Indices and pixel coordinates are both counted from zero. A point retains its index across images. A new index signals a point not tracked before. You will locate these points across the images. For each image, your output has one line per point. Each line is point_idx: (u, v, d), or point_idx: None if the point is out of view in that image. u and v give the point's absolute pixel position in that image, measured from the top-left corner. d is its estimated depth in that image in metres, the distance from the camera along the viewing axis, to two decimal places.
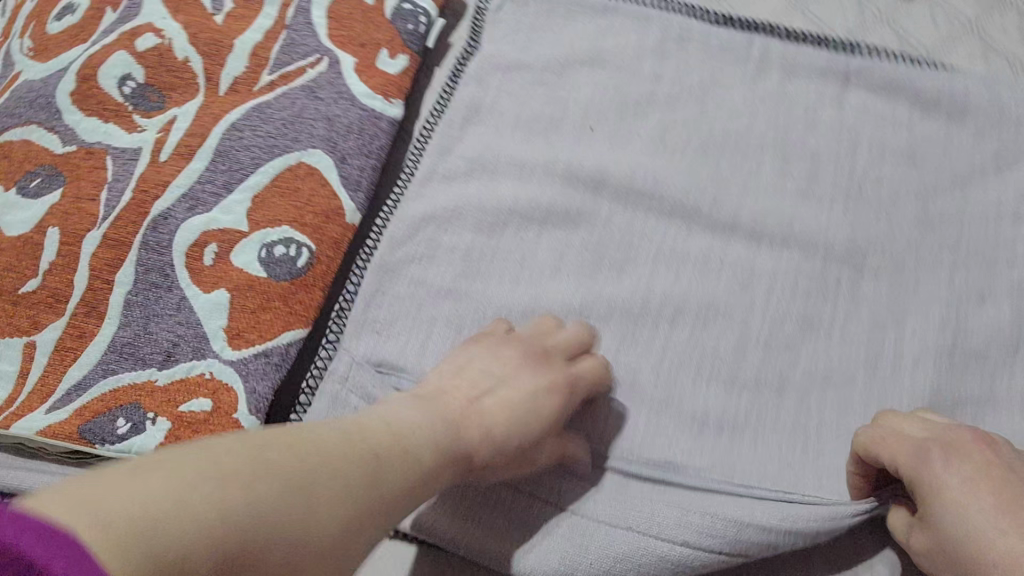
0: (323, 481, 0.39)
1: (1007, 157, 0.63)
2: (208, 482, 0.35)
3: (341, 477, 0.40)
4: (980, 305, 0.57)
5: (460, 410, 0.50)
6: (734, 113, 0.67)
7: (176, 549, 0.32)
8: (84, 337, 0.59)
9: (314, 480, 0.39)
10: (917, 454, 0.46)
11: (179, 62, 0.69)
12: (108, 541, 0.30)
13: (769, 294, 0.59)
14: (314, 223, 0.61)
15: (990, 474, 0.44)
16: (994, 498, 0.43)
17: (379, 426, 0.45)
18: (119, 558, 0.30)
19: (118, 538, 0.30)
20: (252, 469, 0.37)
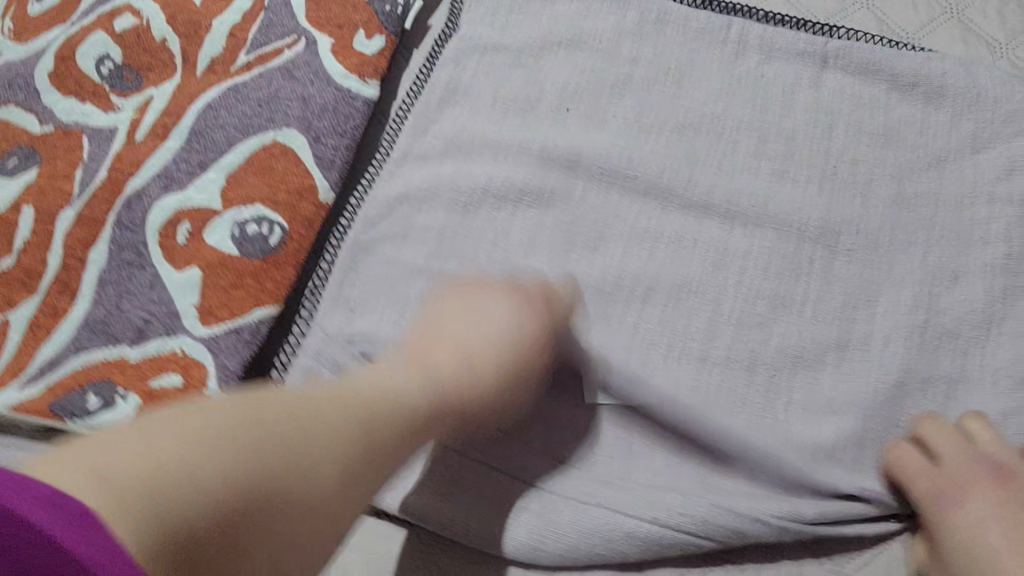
0: (322, 438, 0.42)
1: (983, 137, 0.62)
2: (210, 440, 0.39)
3: (340, 434, 0.43)
4: (954, 284, 0.57)
5: (447, 367, 0.49)
6: (711, 94, 0.66)
7: (172, 506, 0.36)
8: (57, 314, 0.58)
9: (313, 436, 0.42)
10: (933, 482, 0.50)
11: (156, 42, 0.69)
12: (107, 501, 0.34)
13: (742, 274, 0.59)
14: (287, 201, 0.61)
15: (1002, 508, 0.48)
16: (1004, 533, 0.46)
17: (376, 382, 0.47)
18: (116, 515, 0.34)
19: (119, 498, 0.34)
20: (251, 425, 0.40)
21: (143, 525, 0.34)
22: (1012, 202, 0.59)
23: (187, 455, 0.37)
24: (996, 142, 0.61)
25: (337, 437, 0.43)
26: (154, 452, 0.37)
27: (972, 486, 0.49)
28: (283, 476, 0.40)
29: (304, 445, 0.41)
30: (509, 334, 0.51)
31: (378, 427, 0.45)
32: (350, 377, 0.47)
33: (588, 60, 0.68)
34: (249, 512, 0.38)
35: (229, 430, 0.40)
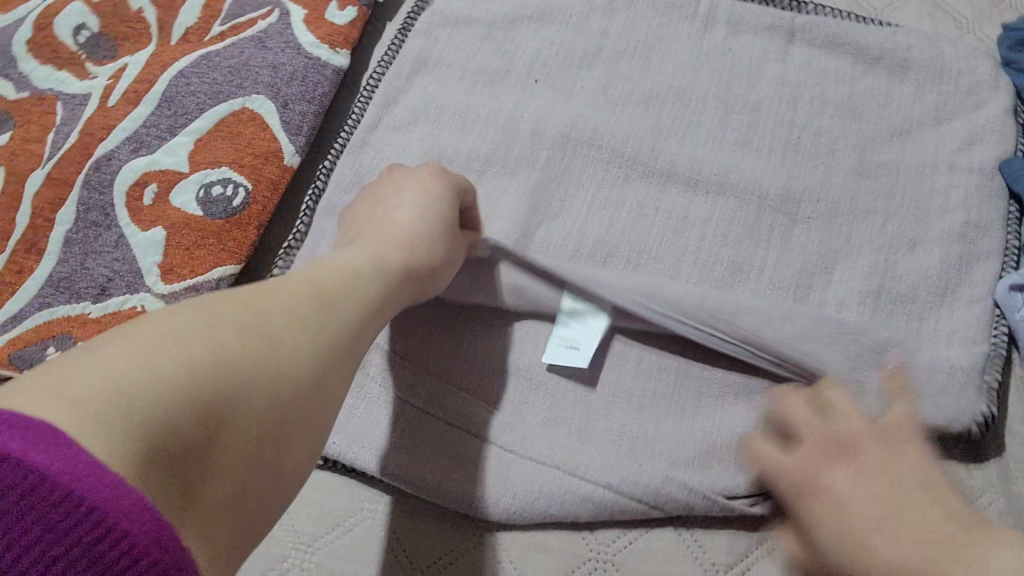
0: (337, 322, 0.39)
1: (946, 110, 0.63)
2: (193, 341, 0.32)
3: (348, 318, 0.40)
4: (912, 251, 0.58)
5: (393, 256, 0.45)
6: (677, 66, 0.66)
7: (162, 416, 0.29)
8: (23, 273, 0.59)
9: (331, 320, 0.38)
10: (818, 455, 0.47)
11: (132, 12, 0.70)
12: (84, 415, 0.27)
13: (700, 240, 0.59)
14: (252, 165, 0.62)
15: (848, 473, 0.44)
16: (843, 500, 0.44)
17: (334, 274, 0.41)
18: (103, 430, 0.27)
19: (104, 406, 0.28)
20: (220, 324, 0.34)
21: (129, 436, 0.28)
22: (971, 170, 0.60)
23: (155, 360, 0.30)
24: (958, 114, 0.63)
25: (362, 319, 0.41)
26: (126, 361, 0.30)
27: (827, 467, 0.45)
28: (276, 368, 0.34)
29: (284, 332, 0.36)
30: (427, 222, 0.48)
31: (371, 314, 0.42)
32: (301, 274, 0.40)
33: (556, 32, 0.68)
34: (302, 406, 0.35)
35: (200, 327, 0.33)
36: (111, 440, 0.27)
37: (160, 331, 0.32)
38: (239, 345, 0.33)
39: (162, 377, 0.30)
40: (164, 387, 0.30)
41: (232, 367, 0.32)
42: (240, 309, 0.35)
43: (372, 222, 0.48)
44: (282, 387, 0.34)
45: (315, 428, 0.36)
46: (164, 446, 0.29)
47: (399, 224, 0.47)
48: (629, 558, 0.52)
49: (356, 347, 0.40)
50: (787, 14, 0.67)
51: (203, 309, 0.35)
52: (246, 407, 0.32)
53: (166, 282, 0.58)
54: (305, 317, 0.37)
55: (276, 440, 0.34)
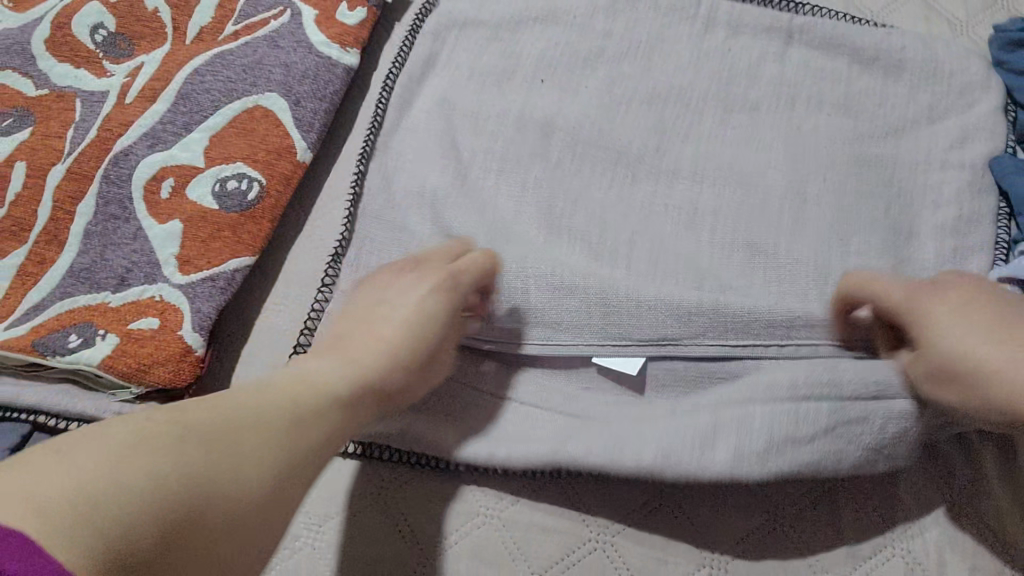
0: (295, 440, 0.41)
1: (939, 109, 0.65)
2: (155, 457, 0.35)
3: (307, 434, 0.42)
4: (907, 244, 0.60)
5: (377, 352, 0.49)
6: (679, 66, 0.68)
7: (119, 531, 0.31)
8: (44, 264, 0.61)
9: (289, 437, 0.41)
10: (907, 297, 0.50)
11: (148, 11, 0.72)
12: (50, 522, 0.30)
13: (713, 233, 0.60)
14: (265, 160, 0.64)
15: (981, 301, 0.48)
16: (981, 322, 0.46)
17: (301, 381, 0.44)
18: (66, 539, 0.30)
19: (67, 514, 0.30)
20: (185, 448, 0.36)
21: (89, 547, 0.30)
22: (963, 168, 0.63)
23: (119, 480, 0.33)
24: (951, 114, 0.65)
25: (322, 433, 0.43)
26: (91, 473, 0.33)
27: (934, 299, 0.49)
28: (225, 488, 0.37)
29: (242, 457, 0.39)
30: (426, 321, 0.51)
31: (334, 424, 0.44)
32: (274, 388, 0.43)
33: (560, 33, 0.70)
34: (246, 525, 0.38)
35: (167, 450, 0.36)
36: (73, 549, 0.30)
37: (128, 450, 0.35)
38: (197, 468, 0.36)
39: (126, 497, 0.33)
40: (124, 506, 0.32)
41: (186, 486, 0.35)
42: (202, 426, 0.38)
43: (370, 317, 0.51)
44: (229, 508, 0.37)
45: (255, 545, 0.38)
46: (116, 561, 0.31)
47: (395, 324, 0.50)
48: (626, 537, 0.55)
49: (309, 465, 0.42)
50: (785, 15, 0.69)
51: (173, 428, 0.37)
52: (196, 524, 0.35)
53: (183, 273, 0.60)
54: (263, 440, 0.40)
55: (222, 557, 0.36)
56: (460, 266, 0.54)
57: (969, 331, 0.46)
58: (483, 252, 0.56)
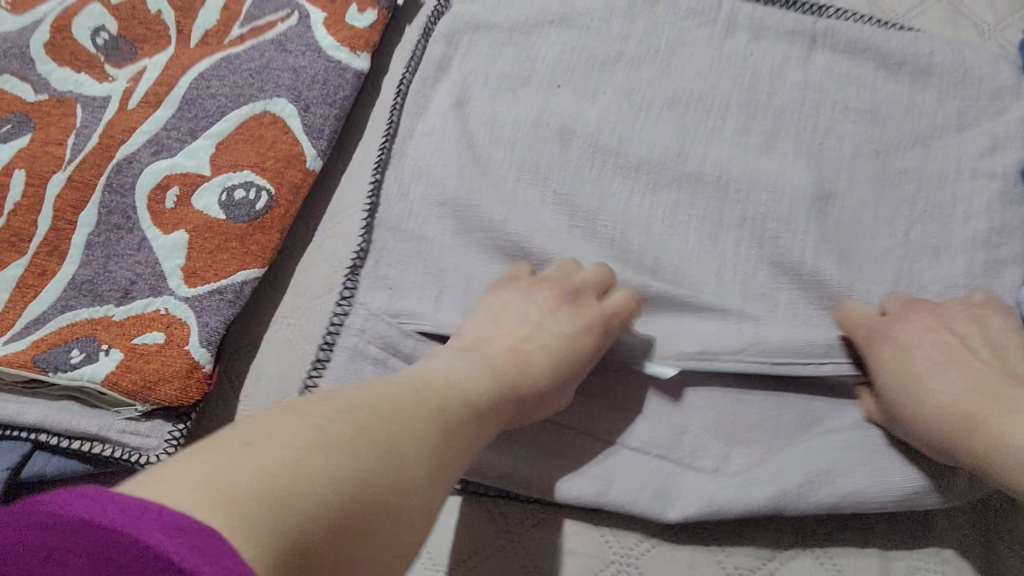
0: (441, 435, 0.40)
1: (968, 117, 0.63)
2: (320, 447, 0.34)
3: (452, 432, 0.41)
4: (936, 259, 0.58)
5: (510, 360, 0.49)
6: (700, 71, 0.66)
7: (301, 520, 0.30)
8: (46, 275, 0.59)
9: (438, 433, 0.40)
10: (870, 328, 0.52)
11: (151, 14, 0.69)
12: (239, 509, 0.29)
13: (737, 246, 0.59)
14: (274, 168, 0.61)
15: (948, 339, 0.49)
16: (937, 363, 0.48)
17: (438, 380, 0.44)
18: (256, 525, 0.28)
19: (249, 500, 0.29)
20: (354, 443, 0.35)
21: (276, 535, 0.29)
22: (994, 176, 0.60)
23: (298, 470, 0.32)
24: (981, 121, 0.63)
25: (465, 431, 0.42)
26: (262, 463, 0.32)
27: (903, 327, 0.51)
28: (393, 487, 0.36)
29: (405, 454, 0.37)
30: (564, 341, 0.52)
31: (475, 422, 0.43)
32: (428, 391, 0.42)
33: (577, 37, 0.68)
34: (407, 520, 0.36)
35: (340, 444, 0.35)
36: (265, 537, 0.28)
37: (302, 442, 0.34)
38: (367, 462, 0.35)
39: (305, 488, 0.31)
40: (303, 496, 0.31)
41: (356, 476, 0.34)
42: (357, 419, 0.37)
43: (511, 333, 0.52)
44: (393, 501, 0.35)
45: (414, 544, 0.37)
46: (302, 553, 0.30)
47: (535, 345, 0.51)
48: (650, 562, 0.53)
49: (456, 462, 0.41)
50: (807, 19, 0.67)
51: (341, 423, 0.36)
52: (370, 520, 0.33)
53: (189, 285, 0.58)
54: (422, 440, 0.39)
55: (391, 558, 0.35)
56: (582, 281, 0.55)
57: (927, 377, 0.48)
58: (623, 291, 0.55)
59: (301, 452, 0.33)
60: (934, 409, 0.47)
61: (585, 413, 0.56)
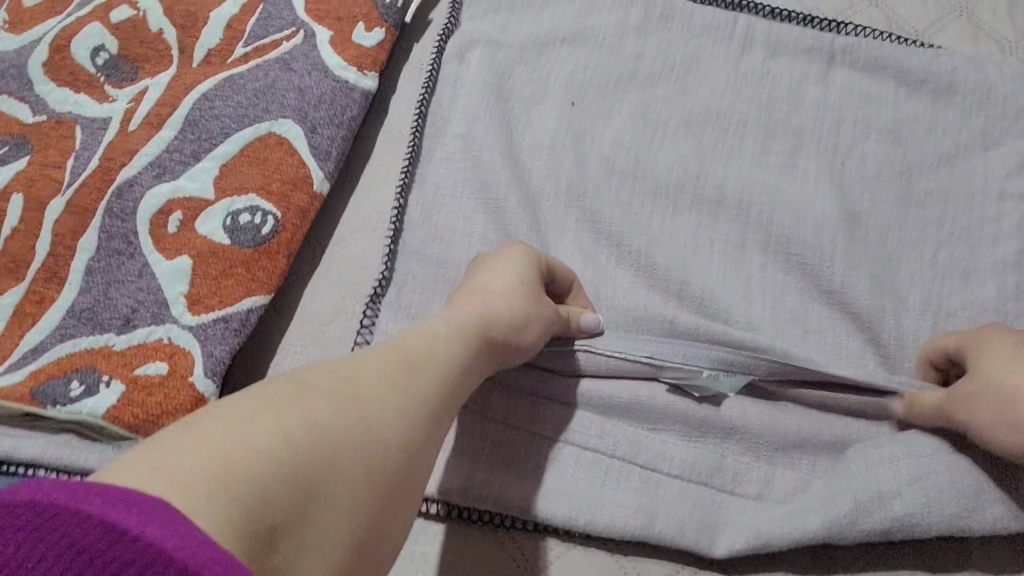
0: (426, 393, 0.39)
1: (994, 135, 0.61)
2: (283, 416, 0.32)
3: (436, 392, 0.40)
4: (965, 283, 0.56)
5: (477, 312, 0.46)
6: (717, 89, 0.65)
7: (266, 491, 0.29)
8: (44, 302, 0.57)
9: (420, 391, 0.39)
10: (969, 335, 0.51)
11: (152, 33, 0.68)
12: (203, 490, 0.27)
13: (762, 271, 0.57)
14: (280, 191, 0.60)
15: None
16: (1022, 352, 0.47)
17: (413, 338, 0.42)
18: (214, 504, 0.27)
19: (210, 478, 0.28)
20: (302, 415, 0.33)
21: (234, 513, 0.27)
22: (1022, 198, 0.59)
23: (249, 444, 0.30)
24: (1007, 140, 0.61)
25: (446, 389, 0.41)
26: (210, 447, 0.29)
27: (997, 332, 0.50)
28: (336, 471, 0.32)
29: (372, 408, 0.36)
30: (521, 291, 0.49)
31: (456, 381, 0.42)
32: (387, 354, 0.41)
33: (590, 55, 0.67)
34: (395, 484, 0.35)
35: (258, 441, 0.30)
36: (225, 514, 0.27)
37: (251, 411, 0.32)
38: (329, 421, 0.33)
39: (255, 453, 0.30)
40: (250, 469, 0.29)
41: (328, 441, 0.33)
42: (328, 383, 0.36)
43: (469, 292, 0.49)
44: (375, 464, 0.34)
45: (405, 504, 0.36)
46: (270, 525, 0.29)
47: (495, 295, 0.48)
48: None
49: (440, 419, 0.40)
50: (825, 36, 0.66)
51: (300, 386, 0.35)
52: (340, 479, 0.32)
53: (193, 313, 0.56)
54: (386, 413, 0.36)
55: (372, 520, 0.33)
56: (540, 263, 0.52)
57: (1005, 360, 0.47)
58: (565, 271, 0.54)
59: (266, 423, 0.31)
60: (1003, 382, 0.45)
61: (618, 439, 0.53)
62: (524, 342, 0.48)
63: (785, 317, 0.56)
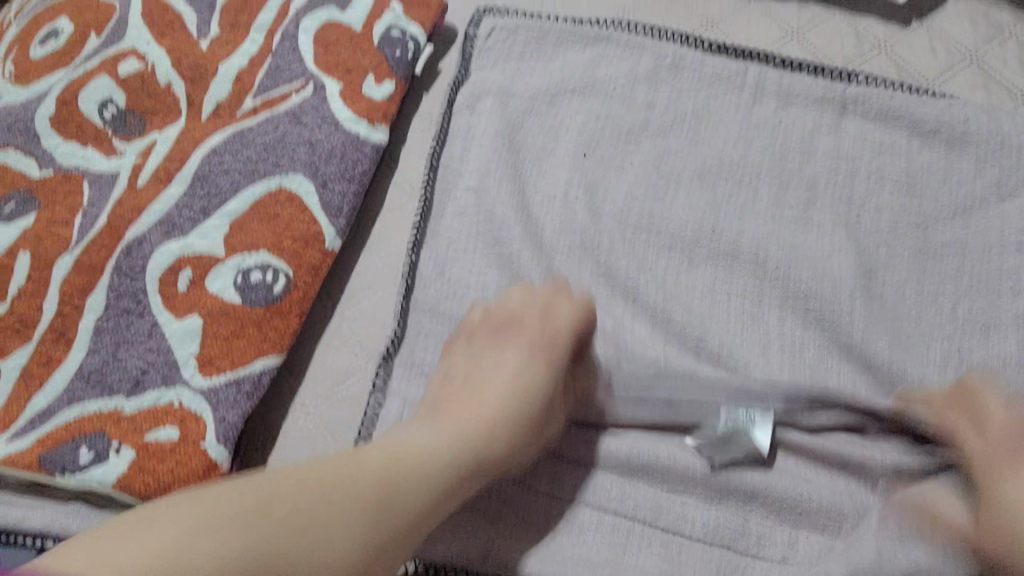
0: (405, 506, 0.43)
1: (1009, 185, 0.61)
2: (230, 548, 0.37)
3: (415, 512, 0.43)
4: (985, 339, 0.56)
5: (478, 426, 0.49)
6: (729, 140, 0.64)
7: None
8: (50, 364, 0.56)
9: (394, 506, 0.42)
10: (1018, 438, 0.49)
11: (160, 86, 0.68)
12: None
13: (781, 326, 0.57)
14: (291, 249, 0.59)
15: None
16: None
17: (403, 450, 0.45)
18: None
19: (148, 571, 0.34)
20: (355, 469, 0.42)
21: None
22: None
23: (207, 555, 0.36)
24: (1022, 190, 0.60)
25: (425, 502, 0.44)
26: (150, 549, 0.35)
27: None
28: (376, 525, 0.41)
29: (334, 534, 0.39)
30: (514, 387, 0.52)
31: (438, 498, 0.45)
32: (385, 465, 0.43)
33: (601, 105, 0.66)
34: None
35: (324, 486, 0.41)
36: None
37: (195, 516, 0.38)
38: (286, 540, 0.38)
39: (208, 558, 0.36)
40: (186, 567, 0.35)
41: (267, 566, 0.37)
42: (317, 497, 0.40)
43: (468, 386, 0.53)
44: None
45: None
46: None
47: (498, 391, 0.52)
48: None
49: (407, 542, 0.43)
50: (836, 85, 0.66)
51: (264, 510, 0.39)
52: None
53: (204, 374, 0.55)
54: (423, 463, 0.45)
55: None
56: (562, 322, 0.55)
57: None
58: (581, 301, 0.56)
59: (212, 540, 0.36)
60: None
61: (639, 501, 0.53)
62: (522, 448, 0.51)
63: (804, 375, 0.56)
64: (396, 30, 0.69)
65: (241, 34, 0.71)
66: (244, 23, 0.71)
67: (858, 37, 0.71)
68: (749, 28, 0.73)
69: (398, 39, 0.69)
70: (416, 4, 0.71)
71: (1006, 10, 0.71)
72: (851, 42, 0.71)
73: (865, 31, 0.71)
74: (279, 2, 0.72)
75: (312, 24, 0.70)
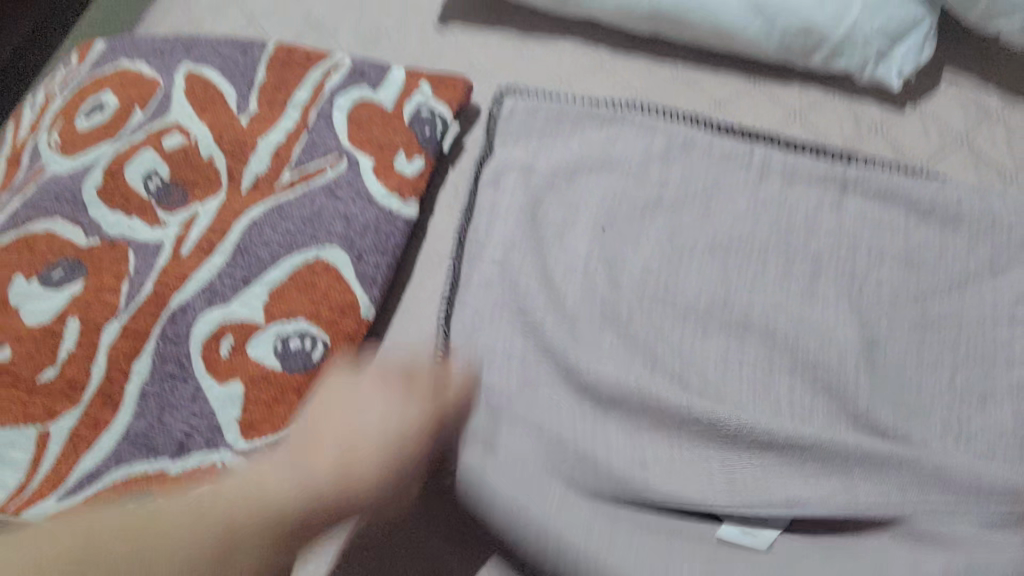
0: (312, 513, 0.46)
1: (1001, 262, 0.64)
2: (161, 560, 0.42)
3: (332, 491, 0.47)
4: (981, 407, 0.59)
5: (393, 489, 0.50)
6: (737, 216, 0.68)
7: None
8: (99, 426, 0.60)
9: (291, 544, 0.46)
10: None
11: (204, 160, 0.72)
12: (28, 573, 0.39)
13: (790, 394, 0.60)
14: (328, 318, 0.63)
15: None
16: None
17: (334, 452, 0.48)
18: None
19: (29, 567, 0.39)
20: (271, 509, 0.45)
21: None
22: None
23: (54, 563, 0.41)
24: (1014, 267, 0.64)
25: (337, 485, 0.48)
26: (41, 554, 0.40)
27: None
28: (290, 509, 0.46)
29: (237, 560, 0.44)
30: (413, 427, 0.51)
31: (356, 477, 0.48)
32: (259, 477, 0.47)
33: (617, 182, 0.70)
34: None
35: (268, 486, 0.46)
36: None
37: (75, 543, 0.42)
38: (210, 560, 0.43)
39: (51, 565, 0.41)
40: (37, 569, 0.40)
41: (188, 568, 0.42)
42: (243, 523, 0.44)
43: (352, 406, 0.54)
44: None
45: None
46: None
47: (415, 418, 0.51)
48: None
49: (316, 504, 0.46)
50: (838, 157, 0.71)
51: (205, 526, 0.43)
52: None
53: (245, 438, 0.59)
54: (379, 411, 0.51)
55: None
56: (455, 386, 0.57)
57: None
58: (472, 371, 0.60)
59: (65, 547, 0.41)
60: None
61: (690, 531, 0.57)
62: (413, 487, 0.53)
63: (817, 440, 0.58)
64: (425, 109, 0.73)
65: (279, 112, 0.75)
66: (281, 100, 0.76)
67: (856, 120, 0.76)
68: (755, 108, 0.77)
69: (427, 117, 0.73)
70: (445, 84, 0.75)
71: (995, 95, 0.75)
72: (850, 124, 0.76)
73: (863, 114, 0.76)
74: (315, 82, 0.76)
75: (348, 103, 0.74)
